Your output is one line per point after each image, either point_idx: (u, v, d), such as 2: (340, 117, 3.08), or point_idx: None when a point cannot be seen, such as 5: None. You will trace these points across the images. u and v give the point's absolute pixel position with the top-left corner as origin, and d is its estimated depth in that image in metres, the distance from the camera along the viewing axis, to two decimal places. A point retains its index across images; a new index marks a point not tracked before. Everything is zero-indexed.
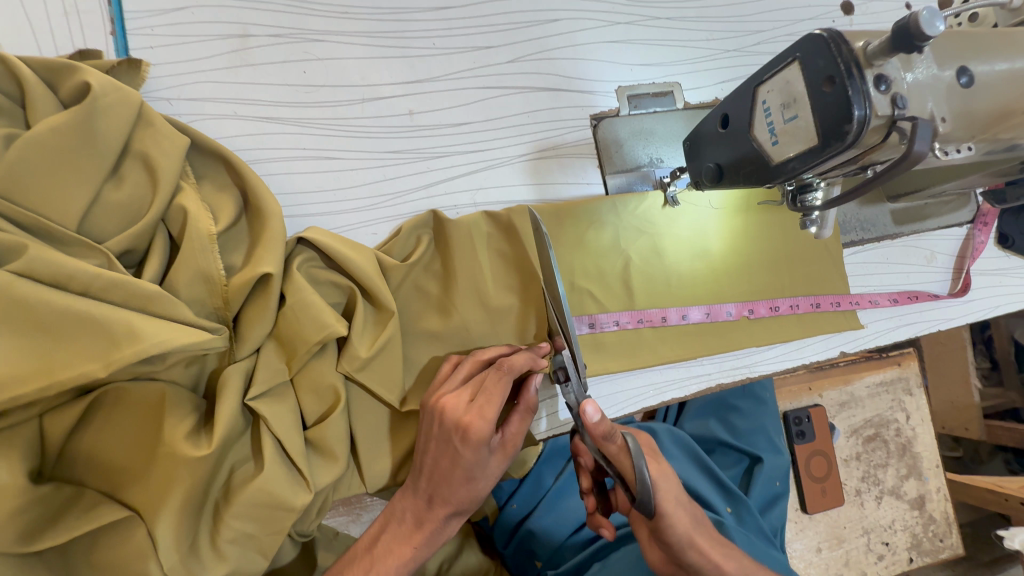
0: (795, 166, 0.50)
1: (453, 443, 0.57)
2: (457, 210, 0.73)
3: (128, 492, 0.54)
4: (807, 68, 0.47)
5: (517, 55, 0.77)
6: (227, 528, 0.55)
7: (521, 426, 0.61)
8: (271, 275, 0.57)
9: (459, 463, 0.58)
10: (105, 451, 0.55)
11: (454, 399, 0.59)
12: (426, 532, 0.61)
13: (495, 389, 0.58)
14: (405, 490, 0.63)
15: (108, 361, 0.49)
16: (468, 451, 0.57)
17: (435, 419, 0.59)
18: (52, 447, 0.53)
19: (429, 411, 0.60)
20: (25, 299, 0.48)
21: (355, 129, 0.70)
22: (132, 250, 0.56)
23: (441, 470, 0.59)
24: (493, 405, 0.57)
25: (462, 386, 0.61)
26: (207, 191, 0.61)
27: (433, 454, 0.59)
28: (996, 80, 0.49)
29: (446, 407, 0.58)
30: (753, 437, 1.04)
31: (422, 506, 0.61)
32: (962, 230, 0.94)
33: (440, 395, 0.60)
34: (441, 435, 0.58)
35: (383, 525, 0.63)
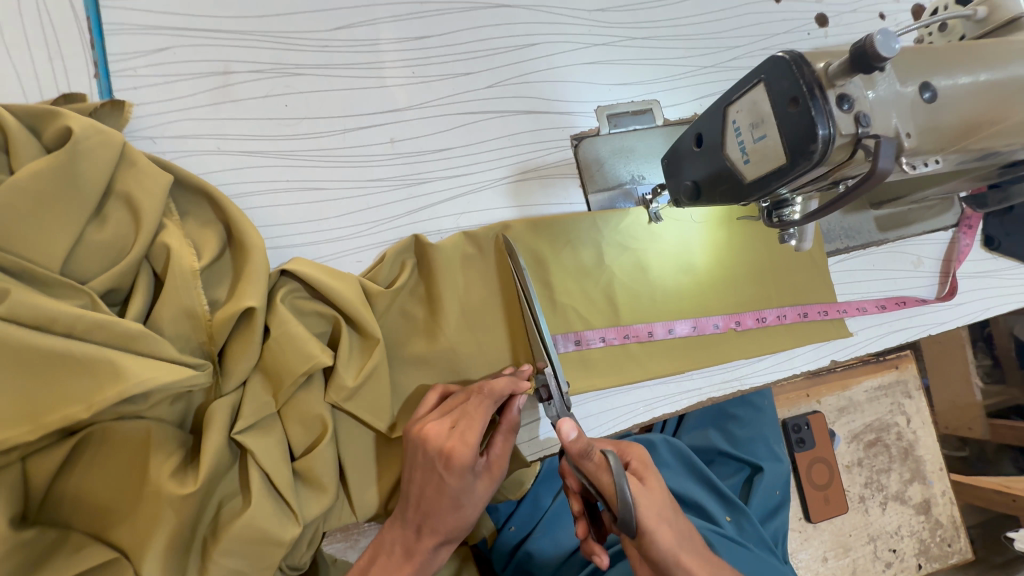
0: (766, 184, 0.51)
1: (436, 470, 0.57)
2: (441, 234, 0.73)
3: (115, 532, 0.54)
4: (772, 88, 0.48)
5: (495, 80, 0.78)
6: (215, 566, 0.55)
7: (504, 447, 0.61)
8: (254, 308, 0.57)
9: (445, 490, 0.58)
10: (90, 494, 0.54)
11: (436, 426, 0.58)
12: (416, 563, 0.61)
13: (476, 415, 0.58)
14: (392, 520, 0.62)
15: (91, 403, 0.50)
16: (452, 478, 0.57)
17: (418, 447, 0.59)
18: (37, 491, 0.53)
19: (410, 439, 0.60)
20: (7, 343, 0.48)
21: (336, 159, 0.71)
22: (116, 289, 0.57)
23: (427, 499, 0.59)
24: (475, 430, 0.58)
25: (444, 413, 0.61)
26: (191, 227, 0.62)
27: (418, 482, 0.59)
28: (960, 94, 0.50)
29: (429, 435, 0.58)
30: (752, 446, 1.03)
31: (411, 537, 0.61)
32: (947, 234, 0.95)
33: (423, 423, 0.60)
34: (425, 463, 0.58)
35: (375, 555, 0.62)
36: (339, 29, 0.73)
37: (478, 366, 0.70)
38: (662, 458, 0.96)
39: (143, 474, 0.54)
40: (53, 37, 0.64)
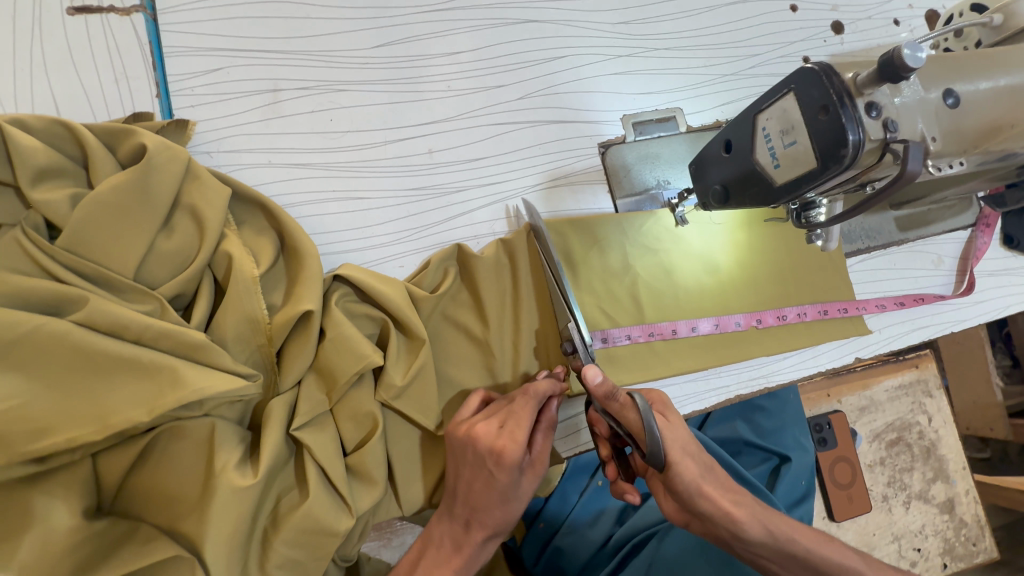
0: (797, 187, 0.54)
1: (486, 465, 0.60)
2: (478, 240, 0.77)
3: (180, 525, 0.57)
4: (802, 98, 0.51)
5: (526, 91, 0.82)
6: (274, 553, 0.58)
7: (545, 444, 0.64)
8: (311, 311, 0.61)
9: (494, 486, 0.60)
10: (155, 490, 0.58)
11: (484, 427, 0.61)
12: (465, 555, 0.63)
13: (523, 414, 0.61)
14: (441, 513, 0.65)
15: (151, 407, 0.54)
16: (502, 474, 0.60)
17: (468, 446, 0.61)
18: (109, 485, 0.57)
19: (458, 437, 0.63)
20: (83, 348, 0.53)
21: (379, 169, 0.75)
22: (182, 294, 0.60)
23: (476, 493, 0.62)
24: (522, 429, 0.60)
25: (489, 413, 0.64)
26: (248, 235, 0.66)
27: (468, 475, 0.62)
28: (981, 98, 0.53)
29: (478, 435, 0.61)
30: (776, 437, 1.06)
31: (460, 529, 0.64)
32: (965, 232, 0.97)
33: (471, 424, 0.62)
34: (475, 460, 0.61)
35: (426, 543, 0.66)
36: (378, 47, 0.77)
37: (514, 366, 0.73)
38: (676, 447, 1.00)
39: (207, 469, 0.57)
40: (118, 60, 0.68)
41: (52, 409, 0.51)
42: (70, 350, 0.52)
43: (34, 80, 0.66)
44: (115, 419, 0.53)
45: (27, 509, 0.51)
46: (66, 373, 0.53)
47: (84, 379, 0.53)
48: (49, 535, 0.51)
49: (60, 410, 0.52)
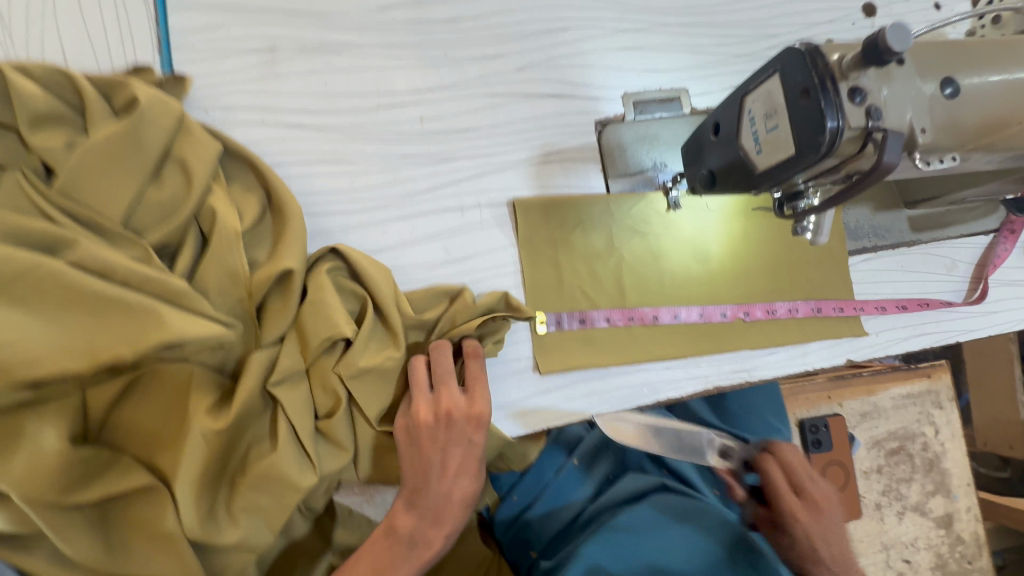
0: (777, 175, 0.51)
1: (464, 433, 0.66)
2: (463, 210, 0.77)
3: (158, 459, 0.61)
4: (786, 80, 0.48)
5: (524, 63, 0.80)
6: (242, 497, 0.62)
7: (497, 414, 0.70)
8: (293, 270, 0.65)
9: (472, 453, 0.66)
10: (137, 426, 0.62)
11: (456, 402, 0.66)
12: (441, 537, 0.66)
13: (480, 374, 0.68)
14: (406, 503, 0.66)
15: (132, 346, 0.57)
16: (479, 438, 0.66)
17: (442, 419, 0.66)
18: (94, 417, 0.61)
19: (426, 415, 0.66)
20: (70, 286, 0.56)
21: (370, 134, 0.75)
22: (168, 243, 0.63)
23: (452, 471, 0.66)
24: (484, 386, 0.67)
25: (437, 383, 0.67)
26: (236, 192, 0.68)
27: (445, 450, 0.65)
28: (987, 92, 0.49)
29: (453, 409, 0.66)
30: (746, 424, 1.03)
31: (436, 508, 0.66)
32: (986, 238, 0.91)
33: (439, 405, 0.66)
34: (452, 435, 0.65)
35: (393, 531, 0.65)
36: (379, 10, 0.77)
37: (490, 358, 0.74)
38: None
39: (185, 411, 0.62)
40: (124, 13, 0.70)
41: (41, 340, 0.55)
42: (59, 286, 0.56)
43: (44, 28, 0.68)
44: (99, 355, 0.56)
45: (15, 431, 0.56)
46: (54, 309, 0.56)
47: (70, 316, 0.56)
48: (36, 454, 0.56)
49: (48, 343, 0.55)
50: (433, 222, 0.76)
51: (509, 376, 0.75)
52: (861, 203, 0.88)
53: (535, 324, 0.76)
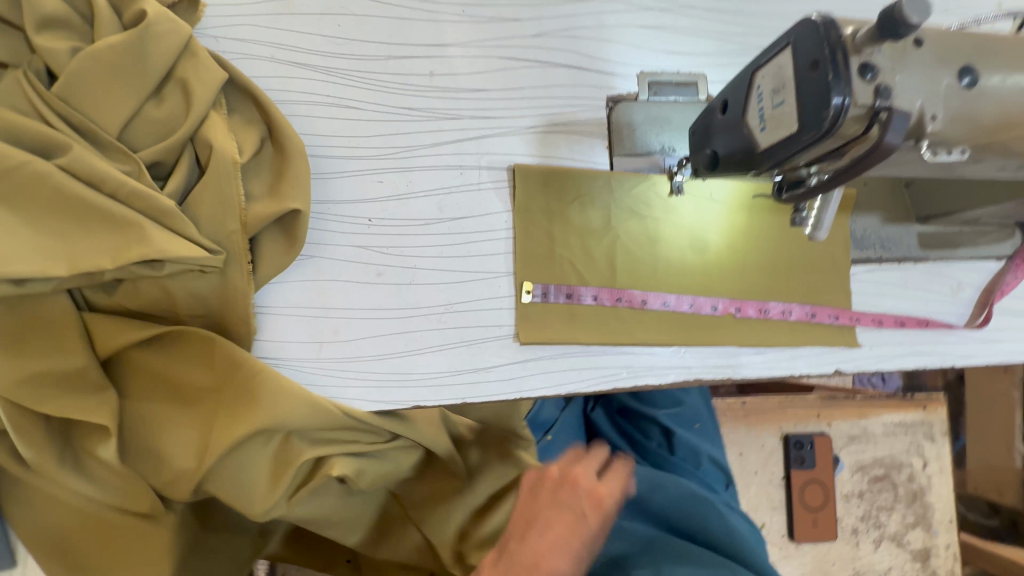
0: (779, 153, 0.49)
1: (581, 501, 0.67)
2: (461, 169, 0.76)
3: (166, 409, 0.63)
4: (797, 52, 0.47)
5: (542, 30, 0.79)
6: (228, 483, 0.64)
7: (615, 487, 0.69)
8: (298, 210, 0.65)
9: (573, 529, 0.66)
10: (154, 371, 0.63)
11: (585, 470, 0.69)
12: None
13: (615, 489, 0.68)
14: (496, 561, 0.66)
15: (113, 258, 0.57)
16: (593, 516, 0.67)
17: (563, 482, 0.69)
18: (99, 346, 0.60)
19: (551, 477, 0.70)
20: (58, 189, 0.56)
21: (376, 82, 0.75)
22: (160, 163, 0.62)
23: (557, 525, 0.66)
24: (614, 492, 0.68)
25: (579, 463, 0.70)
26: (236, 122, 0.67)
27: (554, 512, 0.67)
28: (1007, 88, 0.46)
29: (581, 475, 0.69)
30: (672, 399, 1.04)
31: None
32: (997, 264, 0.88)
33: (570, 471, 0.69)
34: (569, 502, 0.68)
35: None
36: None
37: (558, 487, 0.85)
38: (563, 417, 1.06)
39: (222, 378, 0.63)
40: None
41: (22, 241, 0.55)
42: (48, 189, 0.56)
43: None
44: (78, 263, 0.56)
45: None
46: (41, 212, 0.56)
47: (56, 221, 0.57)
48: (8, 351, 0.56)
49: (29, 244, 0.55)
50: (430, 177, 0.75)
51: (489, 342, 0.74)
52: (871, 212, 0.85)
53: (521, 292, 0.75)
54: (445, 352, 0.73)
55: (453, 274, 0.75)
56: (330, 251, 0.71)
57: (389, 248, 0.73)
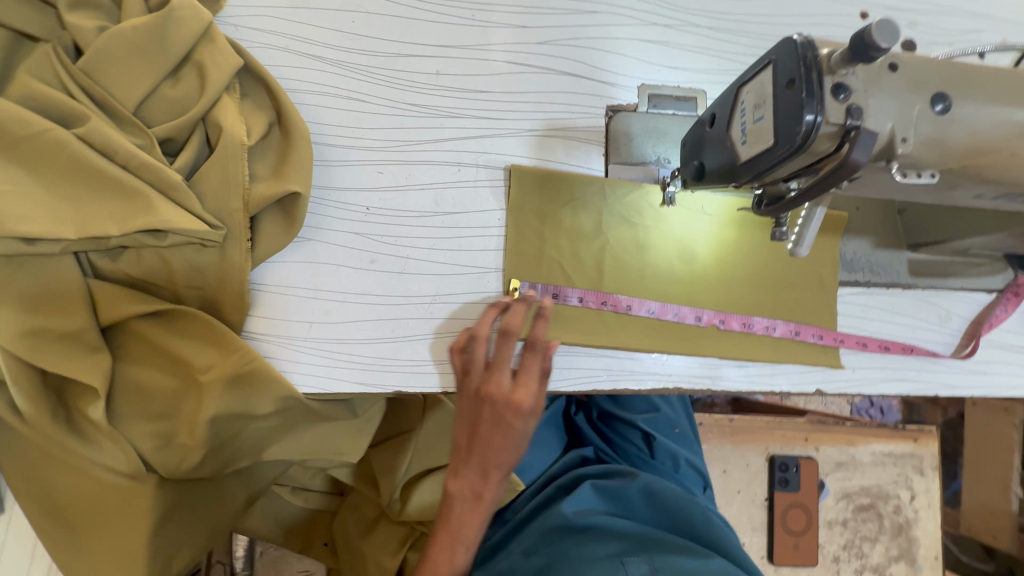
0: (757, 167, 0.51)
1: (504, 415, 0.68)
2: (459, 166, 0.78)
3: (160, 378, 0.65)
4: (777, 69, 0.49)
5: (547, 38, 0.82)
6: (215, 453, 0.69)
7: (534, 361, 0.70)
8: (299, 193, 0.68)
9: (510, 433, 0.68)
10: (150, 341, 0.65)
11: (498, 382, 0.68)
12: (487, 501, 0.71)
13: (535, 366, 0.69)
14: (456, 476, 0.71)
15: (119, 225, 0.60)
16: (517, 421, 0.68)
17: (483, 399, 0.69)
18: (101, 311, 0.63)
19: (472, 394, 0.70)
20: (73, 157, 0.59)
21: (384, 78, 0.78)
22: (172, 139, 0.66)
23: (485, 438, 0.69)
24: (534, 378, 0.69)
25: (494, 363, 0.70)
26: (247, 106, 0.70)
27: (484, 425, 0.69)
28: (977, 117, 0.48)
29: (493, 390, 0.68)
30: (654, 404, 1.10)
31: (476, 485, 0.71)
32: (987, 296, 0.89)
33: (482, 384, 0.69)
34: (492, 414, 0.68)
35: (447, 512, 0.72)
36: None
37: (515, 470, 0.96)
38: (548, 413, 1.13)
39: (215, 359, 0.66)
40: None
41: (36, 202, 0.58)
42: (64, 155, 0.59)
43: None
44: (86, 227, 0.59)
45: None
46: (56, 176, 0.60)
47: (70, 186, 0.60)
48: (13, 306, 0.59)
49: (41, 206, 0.59)
50: (428, 172, 0.77)
51: None
52: (862, 236, 0.86)
53: (508, 288, 0.77)
54: (429, 341, 0.75)
55: (443, 267, 0.77)
56: (327, 236, 0.74)
57: (383, 237, 0.76)
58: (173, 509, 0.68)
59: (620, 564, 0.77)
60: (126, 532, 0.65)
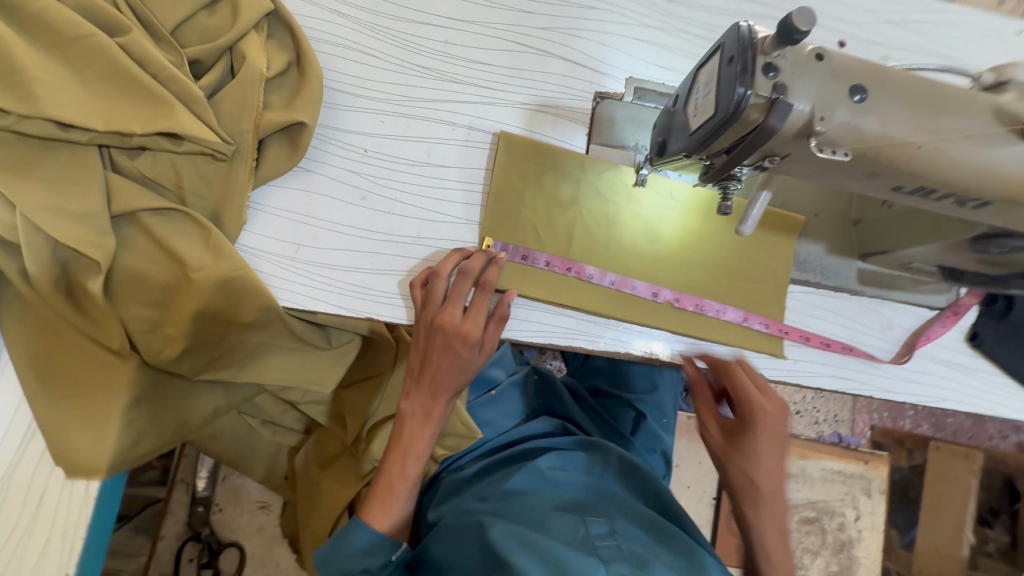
0: (701, 136, 0.59)
1: (454, 344, 0.79)
2: (454, 126, 0.86)
3: (157, 271, 0.73)
4: (724, 51, 0.56)
5: (548, 25, 0.90)
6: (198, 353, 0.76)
7: (484, 300, 0.79)
8: (305, 123, 0.76)
9: (458, 362, 0.79)
10: (150, 238, 0.72)
11: (450, 315, 0.78)
12: (435, 420, 0.83)
13: (484, 306, 0.79)
14: (410, 394, 0.84)
15: (142, 124, 0.68)
16: (465, 351, 0.79)
17: (437, 329, 0.79)
18: (111, 202, 0.70)
19: (428, 323, 0.79)
20: (110, 58, 0.67)
21: (397, 39, 0.86)
22: (200, 62, 0.74)
23: (437, 362, 0.80)
24: (483, 314, 0.79)
25: (449, 298, 0.79)
26: (270, 45, 0.78)
27: (436, 352, 0.79)
28: (892, 110, 0.56)
29: (445, 321, 0.78)
30: (653, 385, 1.19)
31: (426, 403, 0.82)
32: (929, 313, 0.95)
33: (437, 315, 0.78)
34: (444, 342, 0.79)
35: (401, 427, 0.84)
36: None
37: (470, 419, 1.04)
38: (540, 377, 1.19)
39: (207, 261, 0.72)
40: None
41: (72, 93, 0.66)
42: (101, 56, 0.67)
43: None
44: (112, 121, 0.67)
45: (30, 160, 0.67)
46: (91, 74, 0.67)
47: (102, 85, 0.68)
48: (37, 183, 0.66)
49: (76, 97, 0.66)
50: (425, 127, 0.85)
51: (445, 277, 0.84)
52: (817, 241, 0.93)
53: (481, 244, 0.84)
54: (406, 277, 0.83)
55: (427, 212, 0.84)
56: (326, 170, 0.82)
57: (376, 178, 0.83)
58: (147, 392, 0.75)
59: (581, 522, 0.81)
60: (106, 404, 0.72)
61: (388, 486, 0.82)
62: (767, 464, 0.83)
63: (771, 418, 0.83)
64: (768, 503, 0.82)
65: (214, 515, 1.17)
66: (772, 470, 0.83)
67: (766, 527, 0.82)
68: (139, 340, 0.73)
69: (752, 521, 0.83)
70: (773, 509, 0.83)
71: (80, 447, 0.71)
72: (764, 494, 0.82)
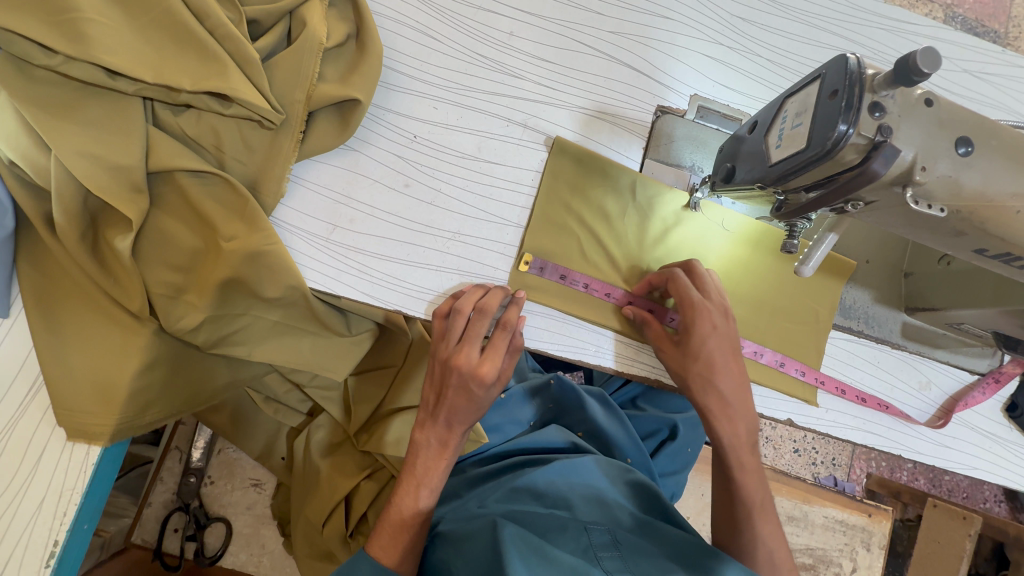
0: (784, 169, 0.55)
1: (470, 384, 0.74)
2: (508, 121, 0.83)
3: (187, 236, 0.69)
4: (825, 82, 0.53)
5: (618, 29, 0.86)
6: (217, 326, 0.72)
7: (502, 340, 0.74)
8: (359, 100, 0.72)
9: (474, 400, 0.75)
10: (185, 202, 0.69)
11: (466, 355, 0.74)
12: (450, 451, 0.78)
13: (502, 344, 0.74)
14: (425, 425, 0.78)
15: (192, 80, 0.64)
16: (480, 390, 0.74)
17: (452, 368, 0.74)
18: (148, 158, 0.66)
19: (444, 361, 0.75)
20: (168, 7, 0.63)
21: (460, 24, 0.83)
22: (259, 23, 0.70)
23: (451, 400, 0.75)
24: (501, 353, 0.74)
25: (465, 337, 0.74)
26: (332, 14, 0.74)
27: (451, 390, 0.75)
28: (996, 168, 0.52)
29: (461, 361, 0.73)
30: (686, 409, 1.18)
31: (441, 435, 0.77)
32: (969, 377, 0.91)
33: (453, 354, 0.74)
34: (458, 382, 0.74)
35: (413, 456, 0.78)
36: None
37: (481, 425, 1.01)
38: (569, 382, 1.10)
39: (240, 231, 0.69)
40: None
41: (125, 39, 0.62)
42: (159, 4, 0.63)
43: None
44: (161, 73, 0.63)
45: (70, 102, 0.64)
46: (146, 22, 0.63)
47: (157, 35, 0.64)
48: (75, 126, 0.63)
49: (127, 43, 0.62)
50: (478, 119, 0.82)
51: (481, 279, 0.80)
52: (864, 288, 0.90)
53: (518, 260, 0.81)
54: (440, 274, 0.79)
55: (470, 209, 0.81)
56: (371, 151, 0.79)
57: (422, 166, 0.80)
58: (159, 359, 0.71)
59: (584, 530, 0.77)
60: (116, 367, 0.68)
61: (398, 516, 0.75)
62: (721, 364, 0.76)
63: (713, 309, 0.77)
64: (742, 418, 0.77)
65: (205, 488, 1.14)
66: (732, 375, 0.77)
67: (745, 437, 0.76)
68: (158, 305, 0.69)
69: (724, 434, 0.76)
70: (745, 422, 0.77)
71: (85, 409, 0.68)
72: (737, 403, 0.76)
